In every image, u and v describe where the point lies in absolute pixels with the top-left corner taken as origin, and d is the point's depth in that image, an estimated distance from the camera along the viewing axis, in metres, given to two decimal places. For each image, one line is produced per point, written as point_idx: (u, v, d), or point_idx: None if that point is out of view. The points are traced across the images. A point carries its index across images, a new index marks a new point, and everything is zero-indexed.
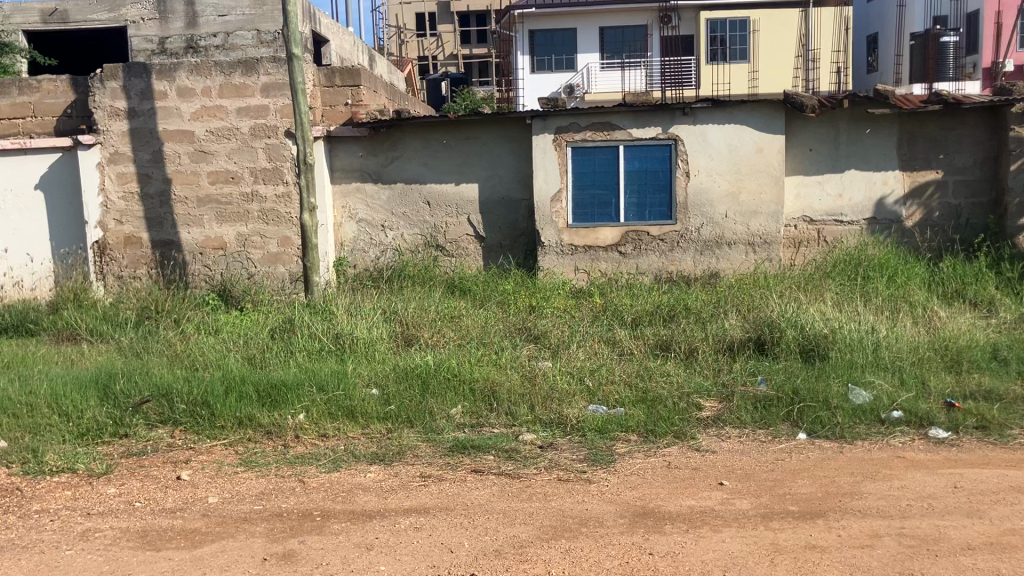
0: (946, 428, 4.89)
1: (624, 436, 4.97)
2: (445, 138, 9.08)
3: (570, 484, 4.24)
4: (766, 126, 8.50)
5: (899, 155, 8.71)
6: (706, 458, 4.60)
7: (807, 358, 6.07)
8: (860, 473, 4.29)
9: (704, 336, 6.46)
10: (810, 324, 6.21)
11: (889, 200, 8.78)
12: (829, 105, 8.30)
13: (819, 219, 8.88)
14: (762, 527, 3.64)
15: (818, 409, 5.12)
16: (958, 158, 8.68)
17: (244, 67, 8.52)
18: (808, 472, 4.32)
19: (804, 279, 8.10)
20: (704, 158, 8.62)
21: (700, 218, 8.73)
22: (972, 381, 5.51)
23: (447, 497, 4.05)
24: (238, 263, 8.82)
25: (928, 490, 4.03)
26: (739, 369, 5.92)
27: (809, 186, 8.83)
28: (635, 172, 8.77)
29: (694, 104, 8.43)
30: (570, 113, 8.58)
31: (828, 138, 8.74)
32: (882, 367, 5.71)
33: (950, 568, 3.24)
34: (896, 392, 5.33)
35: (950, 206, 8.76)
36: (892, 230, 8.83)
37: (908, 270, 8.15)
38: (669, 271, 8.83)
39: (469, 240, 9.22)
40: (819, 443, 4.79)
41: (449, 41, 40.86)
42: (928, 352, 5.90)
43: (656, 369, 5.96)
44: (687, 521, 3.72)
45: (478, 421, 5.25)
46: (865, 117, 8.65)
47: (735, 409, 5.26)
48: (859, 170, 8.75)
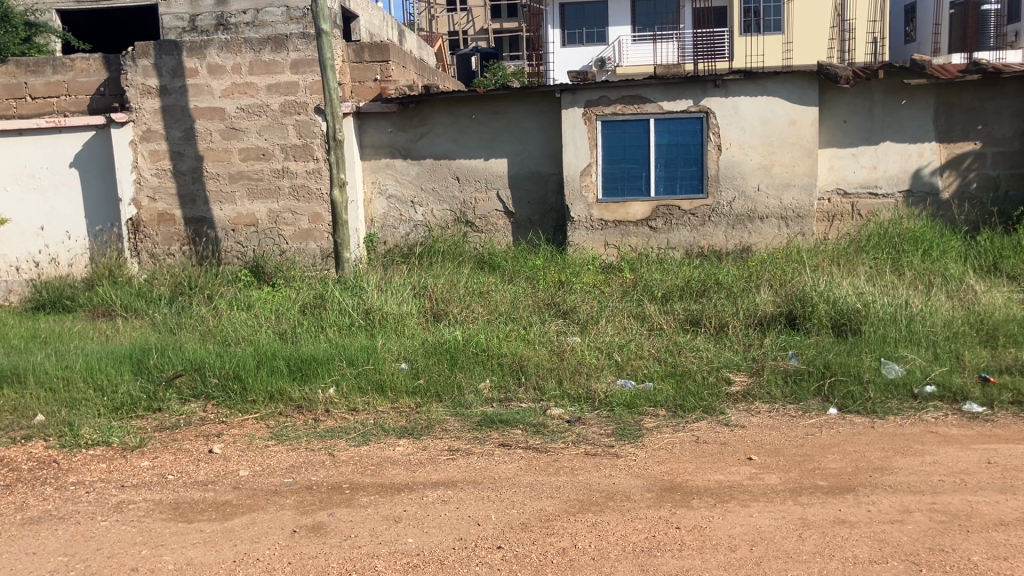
0: (980, 403, 4.82)
1: (653, 411, 4.96)
2: (474, 113, 9.04)
3: (597, 458, 4.24)
4: (799, 97, 8.37)
5: (936, 127, 8.55)
6: (734, 433, 4.57)
7: (840, 332, 6.00)
8: (891, 448, 4.25)
9: (735, 310, 6.40)
10: (842, 298, 6.13)
11: (925, 172, 8.62)
12: (864, 75, 8.15)
13: (853, 192, 8.75)
14: (790, 502, 3.62)
15: (850, 383, 5.07)
16: (997, 128, 8.51)
17: (274, 43, 8.52)
18: (838, 447, 4.28)
19: (837, 253, 8.00)
20: (736, 132, 8.52)
21: (732, 191, 8.63)
22: (1008, 356, 5.41)
23: (475, 471, 4.07)
24: (269, 240, 8.86)
25: (961, 465, 3.99)
26: (770, 343, 5.87)
27: (843, 159, 8.70)
28: (666, 146, 8.68)
29: (726, 76, 8.32)
30: (600, 87, 8.51)
31: (863, 109, 8.59)
32: (916, 340, 5.63)
33: (982, 544, 3.21)
34: (929, 366, 5.26)
35: (989, 178, 8.59)
36: (928, 203, 8.68)
37: (945, 243, 8.00)
38: (701, 245, 8.76)
39: (498, 215, 9.21)
40: (850, 418, 4.74)
41: (480, 16, 40.79)
42: (963, 327, 5.79)
43: (685, 344, 5.92)
44: (715, 496, 3.71)
45: (506, 395, 5.26)
46: (902, 87, 8.48)
47: (764, 384, 5.22)
48: (894, 142, 8.60)
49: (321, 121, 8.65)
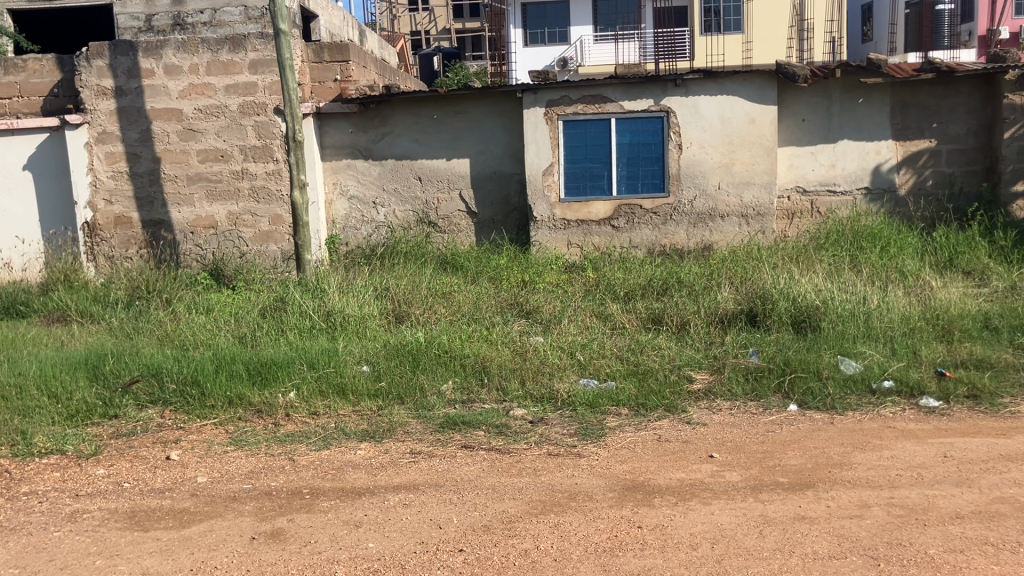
0: (936, 398, 4.88)
1: (615, 410, 4.97)
2: (435, 112, 9.01)
3: (559, 458, 4.23)
4: (758, 96, 8.43)
5: (892, 124, 8.66)
6: (696, 431, 4.59)
7: (799, 329, 6.06)
8: (850, 444, 4.29)
9: (697, 308, 6.44)
10: (801, 296, 6.19)
11: (882, 169, 8.73)
12: (822, 74, 8.24)
13: (812, 190, 8.84)
14: (751, 499, 3.64)
15: (809, 379, 5.12)
16: (952, 126, 8.64)
17: (231, 43, 8.42)
18: (798, 444, 4.31)
19: (797, 251, 8.07)
20: (697, 131, 8.56)
21: (693, 190, 8.68)
22: (964, 350, 5.47)
23: (437, 474, 4.04)
24: (229, 242, 8.77)
25: (918, 459, 4.03)
26: (731, 341, 5.90)
27: (802, 157, 8.79)
28: (628, 145, 8.71)
29: (686, 75, 8.36)
30: (561, 86, 8.52)
31: (820, 108, 8.68)
32: (873, 336, 5.70)
33: (938, 537, 3.25)
34: (886, 361, 5.32)
35: (944, 175, 8.71)
36: (886, 200, 8.80)
37: (902, 239, 8.11)
38: (663, 244, 8.80)
39: (461, 215, 9.18)
40: (810, 415, 4.78)
41: (441, 15, 40.72)
42: (919, 322, 5.85)
43: (647, 343, 5.93)
44: (677, 494, 3.72)
45: (469, 396, 5.24)
46: (858, 86, 8.58)
47: (725, 381, 5.25)
48: (851, 140, 8.71)
49: (281, 122, 8.55)
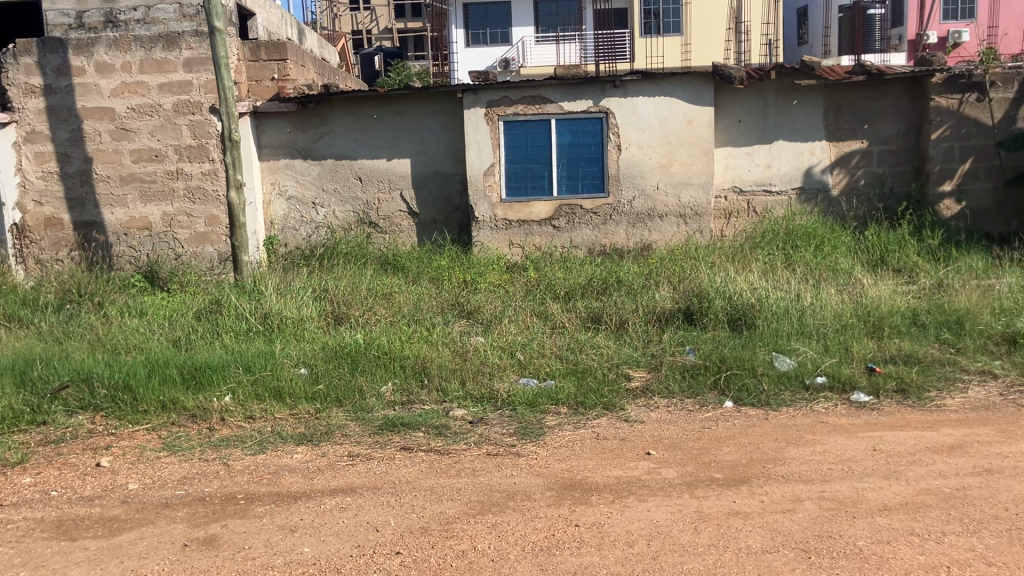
0: (867, 392, 5.00)
1: (555, 409, 4.99)
2: (375, 112, 8.94)
3: (498, 458, 4.23)
4: (695, 98, 8.54)
5: (826, 126, 8.84)
6: (634, 428, 4.63)
7: (735, 326, 6.15)
8: (783, 439, 4.37)
9: (635, 307, 6.50)
10: (737, 294, 6.29)
11: (816, 170, 8.91)
12: (758, 76, 8.37)
13: (748, 190, 8.98)
14: (687, 495, 3.69)
15: (744, 376, 5.20)
16: (882, 127, 8.85)
17: (165, 41, 8.24)
18: (733, 440, 4.38)
19: (733, 250, 8.19)
20: (636, 132, 8.64)
21: (632, 190, 8.76)
22: (893, 345, 5.60)
23: (375, 476, 4.01)
24: (164, 243, 8.60)
25: (849, 453, 4.12)
26: (668, 339, 5.97)
27: (739, 158, 8.92)
28: (568, 146, 8.75)
29: (625, 77, 8.42)
30: (501, 87, 8.51)
31: (756, 110, 8.82)
32: (806, 333, 5.81)
33: (867, 529, 3.32)
34: (819, 358, 5.43)
35: (875, 175, 8.93)
36: (820, 200, 8.98)
37: (835, 238, 8.28)
38: (603, 244, 8.87)
39: (401, 215, 9.13)
40: (745, 411, 4.86)
41: (383, 15, 40.49)
42: (851, 318, 5.98)
43: (586, 342, 5.97)
44: (614, 492, 3.75)
45: (408, 397, 5.21)
46: (793, 88, 8.74)
47: (663, 379, 5.31)
48: (786, 141, 8.87)
49: (216, 121, 8.40)
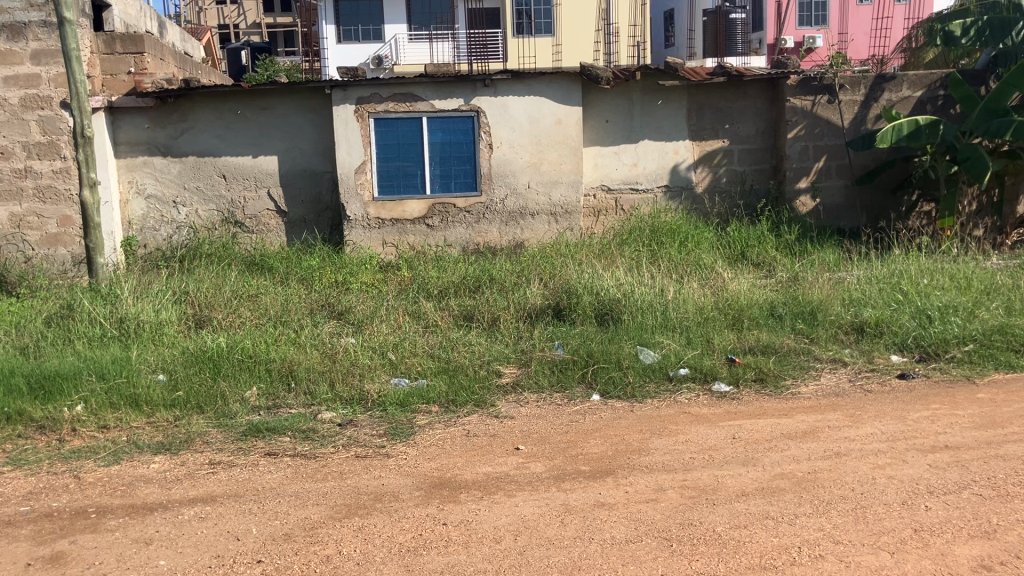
0: (727, 382, 5.17)
1: (425, 408, 4.95)
2: (240, 108, 8.68)
3: (367, 460, 4.17)
4: (564, 97, 8.65)
5: (689, 125, 9.11)
6: (504, 425, 4.65)
7: (603, 321, 6.26)
8: (648, 430, 4.47)
9: (507, 305, 6.53)
10: (604, 289, 6.40)
11: (680, 168, 9.18)
12: (624, 76, 8.55)
13: (617, 188, 9.17)
14: (554, 489, 3.72)
15: (611, 369, 5.29)
16: (742, 127, 9.19)
17: (9, 32, 7.77)
18: (600, 432, 4.45)
19: (602, 247, 8.34)
20: (506, 130, 8.68)
21: (504, 188, 8.80)
22: (751, 337, 5.80)
23: (237, 484, 3.88)
24: (11, 246, 8.11)
25: (710, 442, 4.26)
26: (538, 335, 6.02)
27: (607, 156, 9.09)
28: (440, 144, 8.72)
29: (495, 75, 8.46)
30: (371, 84, 8.40)
31: (623, 110, 9.00)
32: (670, 327, 5.96)
33: (725, 514, 3.44)
34: (682, 350, 5.58)
35: (736, 174, 9.26)
36: (684, 197, 9.25)
37: (699, 234, 8.54)
38: (476, 242, 8.88)
39: (269, 215, 8.91)
40: (612, 403, 4.95)
41: (252, 10, 39.44)
42: (712, 311, 6.16)
43: (458, 340, 5.96)
44: (482, 488, 3.75)
45: (274, 402, 5.08)
46: (658, 88, 8.97)
47: (532, 374, 5.36)
48: (652, 140, 9.09)
49: (68, 116, 7.96)
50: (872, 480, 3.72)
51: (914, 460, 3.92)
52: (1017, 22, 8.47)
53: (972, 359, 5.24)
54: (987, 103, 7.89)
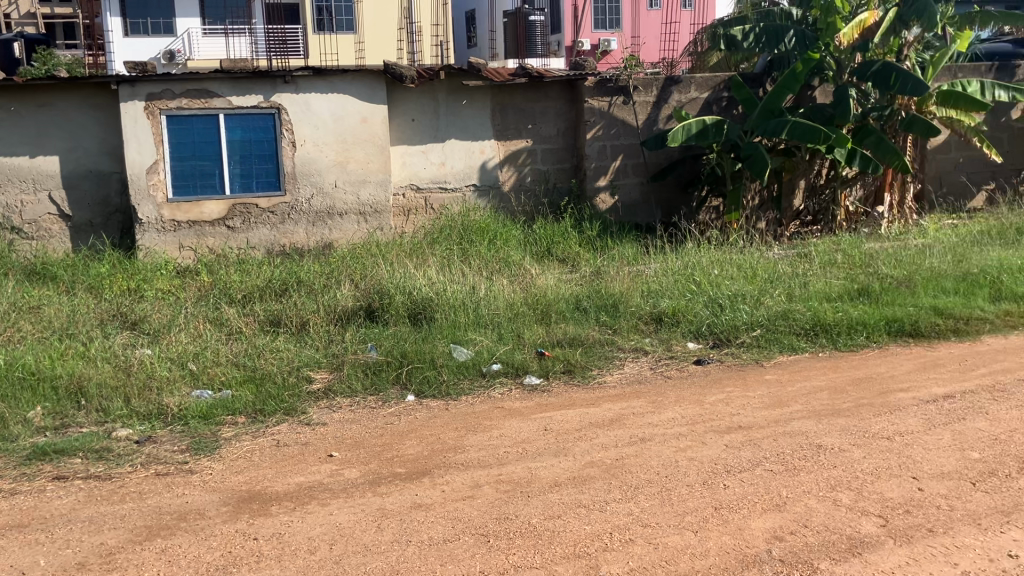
0: (538, 376, 5.28)
1: (231, 419, 4.74)
2: (12, 104, 7.97)
3: (169, 477, 3.94)
4: (368, 95, 8.56)
5: (494, 125, 9.23)
6: (315, 431, 4.53)
7: (415, 321, 6.24)
8: (462, 427, 4.48)
9: (316, 308, 6.36)
10: (415, 289, 6.37)
11: (487, 167, 9.27)
12: (428, 75, 8.55)
13: (425, 187, 9.14)
14: (369, 493, 3.66)
15: (424, 369, 5.27)
16: (544, 127, 9.41)
17: None
18: (414, 433, 4.42)
19: (411, 246, 8.30)
20: (310, 129, 8.47)
21: (309, 188, 8.58)
22: (559, 330, 5.93)
23: (21, 514, 3.56)
24: None
25: (523, 435, 4.32)
26: (349, 338, 5.91)
27: (414, 156, 9.04)
28: (239, 142, 8.37)
29: (296, 72, 8.24)
30: (161, 78, 7.96)
31: (428, 109, 8.99)
32: (481, 324, 6.01)
33: (539, 506, 3.50)
34: (494, 346, 5.65)
35: (540, 172, 9.47)
36: (491, 196, 9.36)
37: (507, 232, 8.66)
38: (282, 244, 8.61)
39: (51, 219, 8.27)
40: (426, 403, 4.94)
41: None
42: (521, 307, 6.25)
43: (265, 346, 5.75)
44: (294, 499, 3.63)
45: (63, 422, 4.71)
46: (462, 88, 9.02)
47: (344, 378, 5.24)
48: (458, 140, 9.13)
49: None
50: (676, 462, 3.91)
51: (712, 441, 4.14)
52: (787, 31, 8.94)
53: (760, 343, 5.60)
54: (765, 104, 8.51)
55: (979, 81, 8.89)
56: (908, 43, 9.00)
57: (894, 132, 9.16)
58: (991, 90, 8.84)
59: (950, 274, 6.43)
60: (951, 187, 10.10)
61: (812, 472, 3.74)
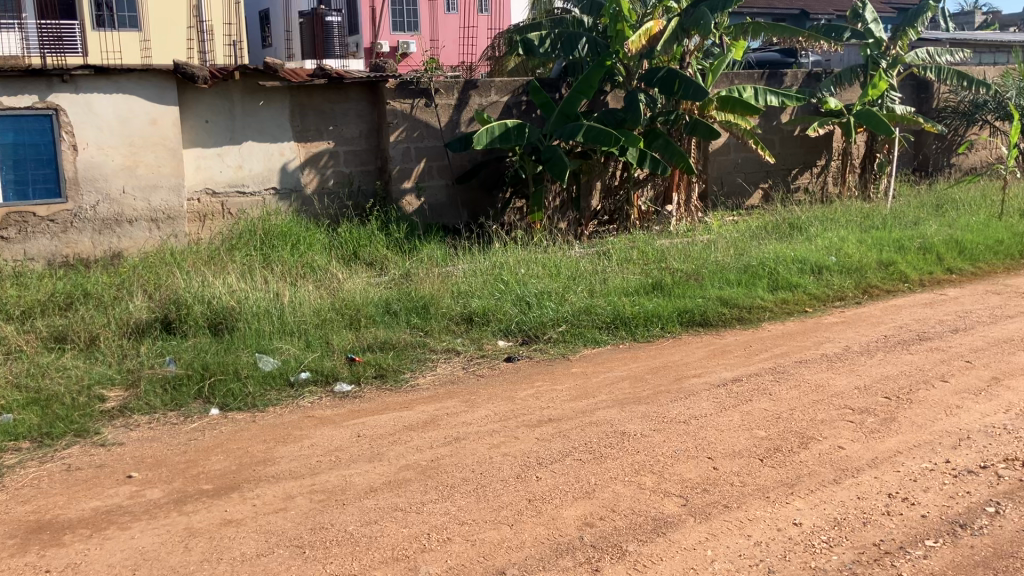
0: (348, 382, 5.20)
1: (14, 446, 4.37)
2: None
3: None
4: (157, 96, 8.09)
5: (293, 127, 8.99)
6: (111, 453, 4.26)
7: (216, 331, 5.99)
8: (271, 439, 4.35)
9: (106, 322, 5.97)
10: (216, 297, 6.12)
11: (288, 169, 9.02)
12: (220, 76, 8.23)
13: (222, 192, 8.75)
14: (174, 514, 3.49)
15: (228, 381, 5.07)
16: (346, 129, 9.28)
17: None
18: (220, 448, 4.25)
19: (209, 254, 7.95)
20: (93, 131, 7.85)
21: (94, 194, 7.97)
22: (368, 334, 5.84)
23: None
24: None
25: (335, 443, 4.25)
26: (146, 351, 5.59)
27: (209, 159, 8.62)
28: (11, 146, 7.59)
29: (75, 71, 7.61)
30: None
31: (223, 110, 8.61)
32: (288, 332, 5.84)
33: (355, 514, 3.46)
34: (302, 354, 5.50)
35: (343, 175, 9.32)
36: (293, 199, 9.10)
37: (310, 236, 8.44)
38: (64, 254, 7.93)
39: None
40: (232, 416, 4.76)
41: None
42: (328, 312, 6.11)
43: (50, 365, 5.33)
44: (91, 526, 3.41)
45: None
46: (258, 89, 8.73)
47: (141, 395, 4.95)
48: (256, 142, 8.82)
49: None
50: (489, 459, 3.97)
51: (524, 435, 4.24)
52: (580, 37, 9.32)
53: (565, 338, 5.77)
54: (562, 108, 8.80)
55: (752, 87, 9.55)
56: (690, 51, 9.56)
57: (680, 135, 9.66)
58: (763, 95, 9.52)
59: (734, 266, 6.84)
60: (729, 188, 10.75)
61: (618, 459, 3.91)
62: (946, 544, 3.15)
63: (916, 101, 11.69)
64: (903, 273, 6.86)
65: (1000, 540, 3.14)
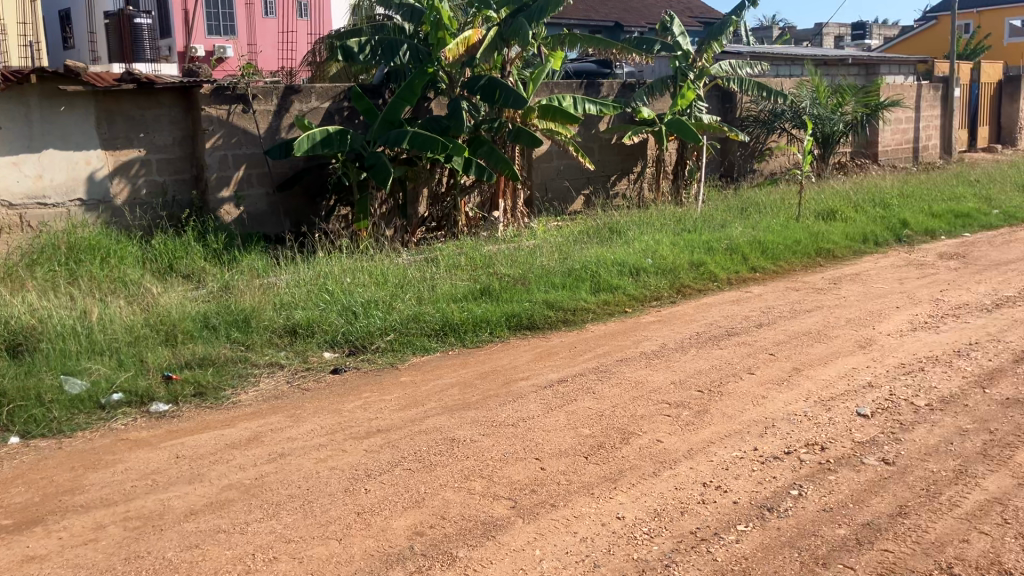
0: (165, 402, 4.96)
1: None
2: None
3: None
4: None
5: (99, 134, 8.47)
6: None
7: (14, 354, 5.55)
8: (80, 466, 4.08)
9: None
10: (14, 318, 5.68)
11: (94, 178, 8.47)
12: (15, 79, 7.65)
13: (20, 203, 8.08)
14: None
15: (30, 407, 4.71)
16: (158, 136, 8.84)
17: None
18: (21, 479, 3.95)
19: (6, 270, 7.33)
20: None
21: None
22: (186, 350, 5.57)
23: None
24: None
25: (151, 466, 4.04)
26: None
27: (4, 168, 7.96)
28: None
29: None
30: None
31: (18, 116, 7.99)
32: (97, 351, 5.48)
33: (174, 539, 3.32)
34: (113, 374, 5.18)
35: (156, 183, 8.88)
36: (101, 211, 8.56)
37: (121, 249, 7.94)
38: None
39: None
40: (35, 444, 4.43)
41: None
42: (142, 329, 5.78)
43: None
44: None
45: None
46: (59, 94, 8.18)
47: None
48: (57, 150, 8.24)
49: None
50: (316, 473, 3.89)
51: (351, 447, 4.18)
52: (402, 44, 9.25)
53: (394, 346, 5.71)
54: (384, 115, 8.71)
55: (571, 96, 9.81)
56: (510, 60, 9.71)
57: (504, 143, 9.77)
58: (581, 104, 9.79)
59: (558, 269, 6.96)
60: (554, 193, 11.01)
61: (447, 466, 3.92)
62: (756, 527, 3.34)
63: (721, 111, 12.35)
64: (713, 273, 7.25)
65: (802, 520, 3.37)
